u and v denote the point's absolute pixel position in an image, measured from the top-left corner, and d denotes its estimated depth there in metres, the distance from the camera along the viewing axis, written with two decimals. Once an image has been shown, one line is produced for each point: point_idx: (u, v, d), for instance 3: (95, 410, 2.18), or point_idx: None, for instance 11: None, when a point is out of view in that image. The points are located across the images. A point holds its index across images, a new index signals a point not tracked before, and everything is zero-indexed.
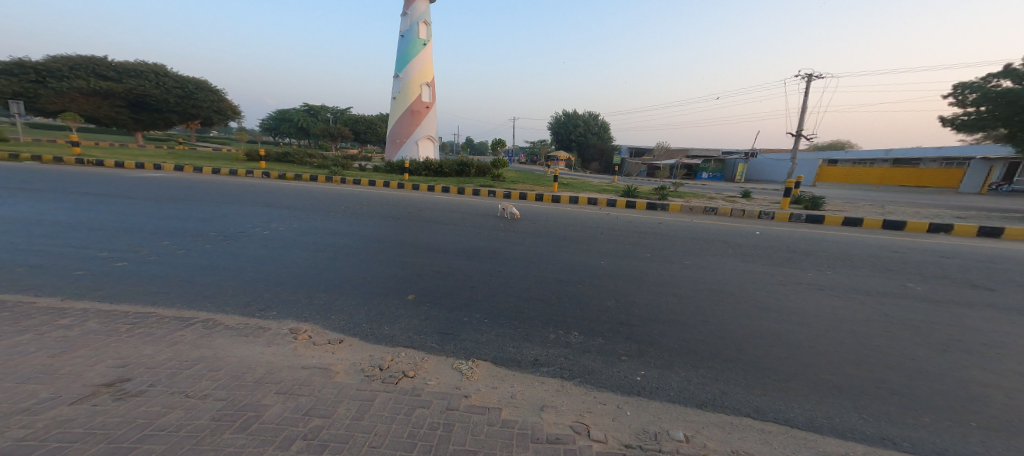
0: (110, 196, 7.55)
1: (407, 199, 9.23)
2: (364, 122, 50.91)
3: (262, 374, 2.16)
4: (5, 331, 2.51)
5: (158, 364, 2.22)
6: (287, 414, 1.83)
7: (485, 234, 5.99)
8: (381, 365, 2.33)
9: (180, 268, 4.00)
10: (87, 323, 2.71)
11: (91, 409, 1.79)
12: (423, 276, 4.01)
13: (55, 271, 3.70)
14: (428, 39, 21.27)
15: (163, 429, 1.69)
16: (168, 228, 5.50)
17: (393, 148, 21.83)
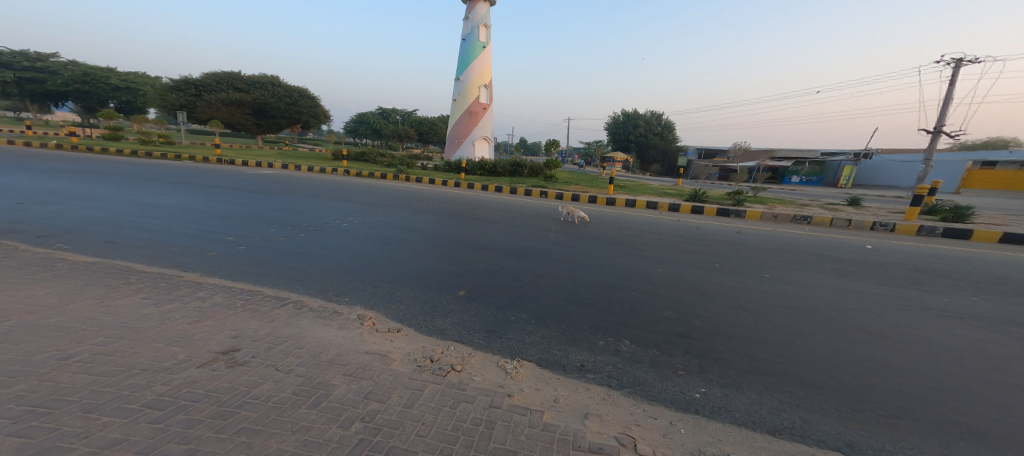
0: (222, 189, 8.77)
1: (463, 198, 9.54)
2: (428, 123, 53.68)
3: (333, 355, 2.38)
4: (153, 301, 3.04)
5: (259, 338, 2.54)
6: (351, 395, 1.99)
7: (537, 234, 5.99)
8: (432, 357, 2.43)
9: (275, 253, 4.53)
10: (209, 297, 3.20)
11: (210, 373, 2.11)
12: (474, 272, 4.12)
13: (186, 252, 4.40)
14: (488, 41, 21.80)
15: (257, 398, 1.93)
16: (266, 218, 6.26)
17: (451, 148, 22.66)
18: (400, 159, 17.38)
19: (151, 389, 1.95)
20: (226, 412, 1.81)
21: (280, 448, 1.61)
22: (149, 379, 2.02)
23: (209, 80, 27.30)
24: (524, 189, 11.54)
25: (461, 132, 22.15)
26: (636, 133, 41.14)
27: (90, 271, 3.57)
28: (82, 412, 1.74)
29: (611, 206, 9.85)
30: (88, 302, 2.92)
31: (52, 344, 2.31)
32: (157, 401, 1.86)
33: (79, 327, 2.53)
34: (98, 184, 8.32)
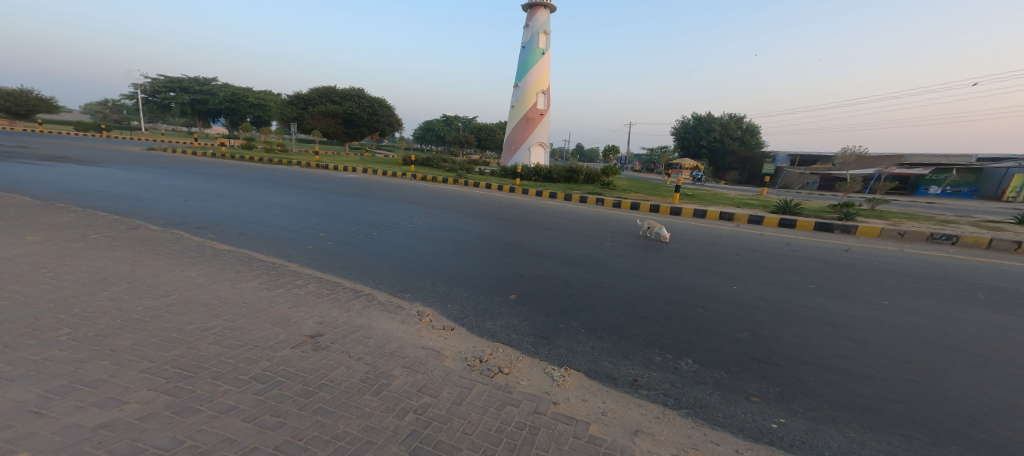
0: (309, 191, 9.83)
1: (518, 204, 9.66)
2: (486, 130, 54.83)
3: (394, 347, 2.54)
4: (260, 286, 3.51)
5: (337, 326, 2.81)
6: (407, 387, 2.11)
7: (593, 242, 5.86)
8: (481, 357, 2.48)
9: (352, 249, 4.97)
10: (303, 285, 3.61)
11: (298, 354, 2.38)
12: (525, 277, 4.14)
13: (283, 244, 5.02)
14: (547, 48, 21.84)
15: (332, 380, 2.13)
16: (345, 217, 6.90)
17: (508, 154, 23.00)
18: (460, 165, 18.12)
19: (256, 364, 2.25)
20: (308, 390, 2.03)
21: (346, 430, 1.76)
22: (256, 355, 2.34)
23: (312, 95, 30.53)
24: (580, 195, 11.33)
25: (518, 137, 22.37)
26: (709, 137, 38.29)
27: (215, 258, 4.23)
28: (208, 379, 2.06)
29: (675, 216, 9.30)
30: (216, 284, 3.47)
31: (189, 319, 2.77)
32: (260, 375, 2.14)
33: (209, 306, 3.01)
34: (224, 184, 9.90)
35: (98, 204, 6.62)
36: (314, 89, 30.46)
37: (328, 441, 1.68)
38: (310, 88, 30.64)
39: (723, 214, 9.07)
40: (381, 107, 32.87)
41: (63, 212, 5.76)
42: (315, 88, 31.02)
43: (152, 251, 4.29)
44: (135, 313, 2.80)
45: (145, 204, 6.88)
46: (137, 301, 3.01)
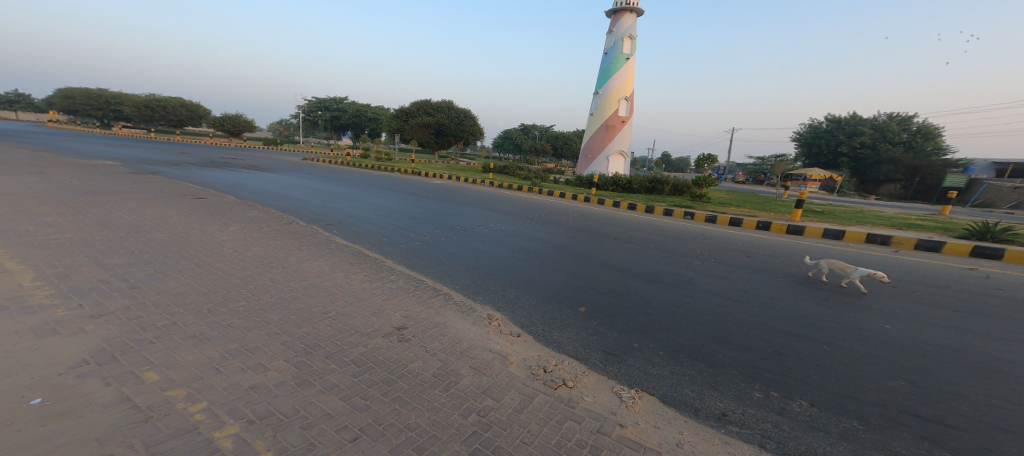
0: (401, 194, 10.86)
1: (594, 214, 9.44)
2: (564, 139, 54.91)
3: (464, 347, 2.65)
4: (361, 277, 3.96)
5: (419, 320, 3.03)
6: (473, 388, 2.18)
7: (679, 259, 5.45)
8: (546, 367, 2.46)
9: (435, 250, 5.32)
10: (397, 280, 3.99)
11: (384, 343, 2.62)
12: (597, 290, 4.00)
13: (380, 241, 5.61)
14: (632, 52, 21.04)
15: (409, 372, 2.30)
16: (430, 219, 7.46)
17: (585, 162, 22.67)
18: (536, 173, 18.38)
19: (353, 348, 2.53)
20: (390, 378, 2.22)
21: (417, 421, 1.88)
22: (354, 339, 2.64)
23: (413, 108, 33.99)
24: (664, 208, 10.62)
25: (597, 146, 21.84)
26: (852, 143, 32.41)
27: (328, 250, 4.89)
28: (319, 356, 2.39)
29: (782, 235, 8.16)
30: (335, 273, 4.04)
31: (310, 301, 3.25)
32: (356, 359, 2.41)
33: (328, 291, 3.50)
34: (344, 187, 11.51)
35: (255, 200, 8.20)
36: (413, 104, 33.83)
37: (402, 430, 1.81)
38: (410, 104, 34.12)
39: (870, 236, 7.64)
40: (466, 118, 35.37)
41: (234, 207, 7.28)
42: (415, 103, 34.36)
43: (283, 242, 5.14)
44: (277, 293, 3.38)
45: (286, 202, 8.32)
46: (282, 282, 3.65)
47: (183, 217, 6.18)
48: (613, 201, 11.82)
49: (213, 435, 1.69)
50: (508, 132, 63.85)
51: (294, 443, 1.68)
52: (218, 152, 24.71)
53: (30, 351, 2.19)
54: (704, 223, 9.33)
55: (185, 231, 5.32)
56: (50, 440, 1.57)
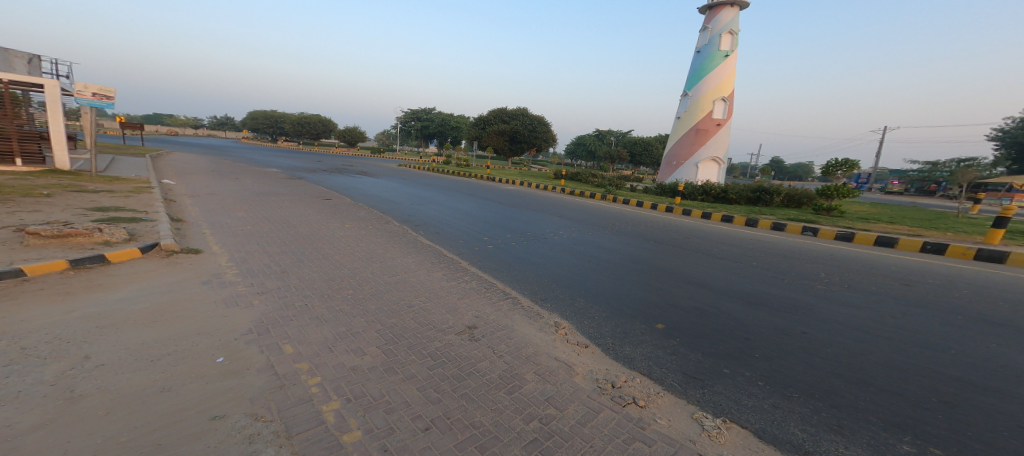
0: (476, 199, 11.34)
1: (674, 225, 8.83)
2: (643, 145, 51.97)
3: (530, 352, 2.66)
4: (439, 277, 4.20)
5: (489, 321, 3.11)
6: (537, 394, 2.17)
7: (777, 279, 4.82)
8: (614, 382, 2.35)
9: (506, 254, 5.44)
10: (471, 281, 4.16)
11: (454, 341, 2.74)
12: (677, 307, 3.72)
13: (455, 243, 5.90)
14: (732, 49, 19.42)
15: (476, 371, 2.37)
16: (504, 225, 7.66)
17: (668, 169, 21.36)
18: (610, 180, 17.74)
19: (430, 342, 2.69)
20: (460, 375, 2.31)
21: (482, 420, 1.92)
22: (430, 334, 2.81)
23: (491, 116, 35.38)
24: (771, 221, 9.33)
25: (685, 151, 20.39)
26: None
27: (412, 249, 5.28)
28: (402, 346, 2.59)
29: (924, 255, 6.67)
30: (420, 270, 4.36)
31: (394, 295, 3.54)
32: (432, 353, 2.55)
33: (412, 287, 3.78)
34: (430, 192, 12.43)
35: (357, 201, 9.29)
36: (490, 112, 35.22)
37: (467, 426, 1.87)
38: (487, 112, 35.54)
39: None
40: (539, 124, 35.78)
41: (343, 207, 8.34)
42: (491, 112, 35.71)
43: (373, 239, 5.68)
44: (367, 286, 3.74)
45: (380, 203, 9.24)
46: (378, 275, 4.06)
47: (298, 215, 7.20)
48: (702, 212, 10.86)
49: (321, 407, 1.93)
50: (582, 138, 62.86)
51: (377, 424, 1.83)
52: (335, 159, 28.72)
53: (215, 322, 2.83)
54: (817, 239, 7.94)
55: (308, 226, 6.27)
56: (219, 393, 1.97)
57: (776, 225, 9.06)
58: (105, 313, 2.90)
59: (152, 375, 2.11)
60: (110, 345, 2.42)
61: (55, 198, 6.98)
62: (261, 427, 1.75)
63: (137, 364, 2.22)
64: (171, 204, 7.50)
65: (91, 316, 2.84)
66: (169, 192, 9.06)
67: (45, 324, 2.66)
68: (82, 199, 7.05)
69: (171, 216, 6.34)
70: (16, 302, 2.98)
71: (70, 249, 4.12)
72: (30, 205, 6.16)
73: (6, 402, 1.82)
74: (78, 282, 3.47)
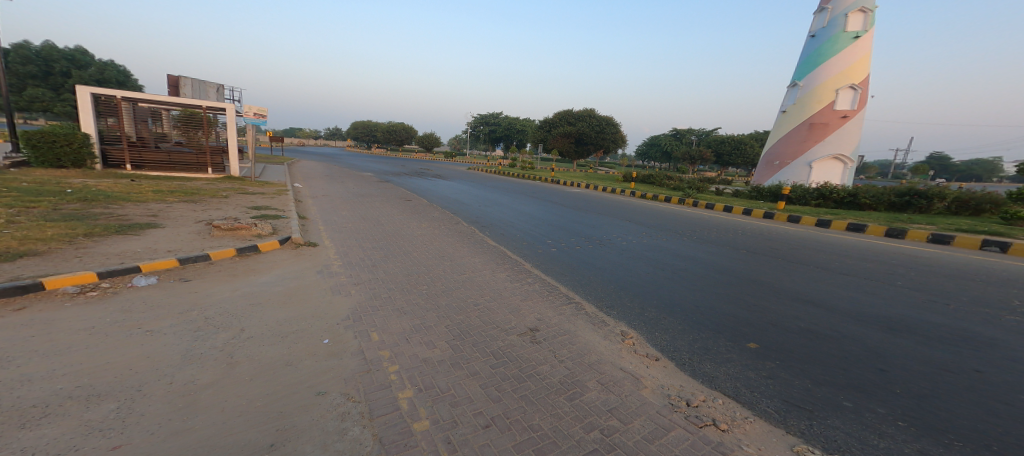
0: (545, 202, 11.35)
1: (769, 233, 7.82)
2: (732, 142, 45.96)
3: (594, 360, 2.57)
4: (506, 277, 4.29)
5: (553, 325, 3.09)
6: (599, 404, 2.09)
7: (906, 301, 3.98)
8: (689, 400, 2.16)
9: (572, 258, 5.34)
10: (534, 283, 4.18)
11: (518, 342, 2.77)
12: (767, 326, 3.29)
13: (523, 245, 5.97)
14: (864, 29, 16.48)
15: (537, 374, 2.37)
16: (572, 228, 7.54)
17: (769, 169, 18.93)
18: (689, 183, 16.17)
19: (493, 341, 2.77)
20: (520, 376, 2.33)
21: (541, 424, 1.91)
22: (494, 333, 2.88)
23: (557, 119, 35.32)
24: (924, 231, 7.59)
25: (794, 149, 17.77)
26: None
27: (482, 250, 5.48)
28: (468, 343, 2.70)
29: None
30: (485, 270, 4.50)
31: (465, 293, 3.71)
32: (495, 351, 2.61)
33: (479, 286, 3.93)
34: (500, 194, 12.77)
35: (434, 203, 9.91)
36: (557, 115, 35.18)
37: (526, 429, 1.87)
38: (555, 115, 35.51)
39: None
40: (607, 125, 34.62)
41: (422, 208, 8.98)
42: (558, 114, 35.60)
43: (446, 239, 6.02)
44: (440, 283, 3.97)
45: (452, 205, 9.72)
46: (448, 273, 4.30)
47: (383, 214, 7.95)
48: (816, 219, 9.32)
49: (398, 393, 2.10)
50: (657, 138, 58.78)
51: (443, 416, 1.93)
52: (415, 163, 31.03)
53: (320, 306, 3.27)
54: (999, 256, 6.26)
55: (392, 225, 6.88)
56: (322, 371, 2.27)
57: (937, 237, 7.30)
58: (256, 293, 3.54)
59: (278, 349, 2.51)
60: (256, 320, 2.95)
61: (230, 198, 8.74)
62: (351, 406, 1.97)
63: (270, 338, 2.67)
64: (300, 204, 8.87)
65: (247, 294, 3.49)
66: (297, 194, 10.73)
67: (218, 298, 3.35)
68: (245, 199, 8.70)
69: (299, 214, 7.50)
70: (201, 279, 3.81)
71: (237, 240, 5.09)
72: (210, 203, 7.80)
73: (191, 360, 2.32)
74: (240, 266, 4.29)
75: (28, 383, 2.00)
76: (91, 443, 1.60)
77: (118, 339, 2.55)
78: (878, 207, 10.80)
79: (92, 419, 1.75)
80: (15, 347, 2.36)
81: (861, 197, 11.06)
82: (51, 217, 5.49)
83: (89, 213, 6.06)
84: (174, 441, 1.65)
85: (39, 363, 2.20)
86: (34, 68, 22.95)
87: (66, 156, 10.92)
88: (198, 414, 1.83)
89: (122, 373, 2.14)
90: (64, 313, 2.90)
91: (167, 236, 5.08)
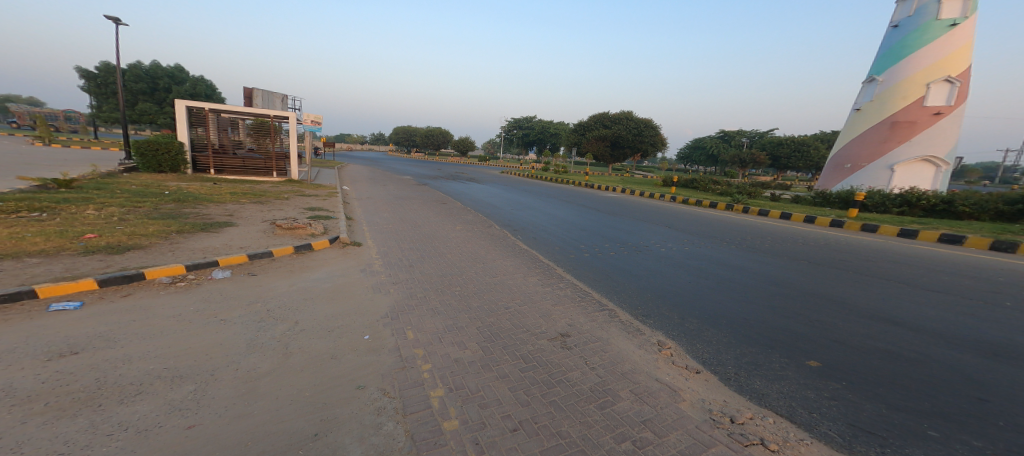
0: (580, 207, 11.15)
1: (832, 243, 7.11)
2: (791, 144, 42.31)
3: (627, 369, 2.47)
4: (538, 282, 4.26)
5: (584, 331, 3.02)
6: (632, 414, 2.01)
7: (1006, 324, 3.43)
8: (734, 417, 2.01)
9: (607, 265, 5.18)
10: (565, 288, 4.11)
11: (548, 347, 2.74)
12: (826, 344, 2.98)
13: (555, 250, 5.90)
14: (964, 16, 14.56)
15: (566, 380, 2.32)
16: (607, 233, 7.34)
17: (838, 173, 17.23)
18: (739, 188, 15.10)
19: (523, 345, 2.76)
20: (550, 381, 2.30)
21: (569, 431, 1.87)
22: (524, 337, 2.87)
23: (591, 122, 34.48)
24: None
25: (872, 150, 15.99)
26: None
27: (515, 253, 5.50)
28: (498, 345, 2.72)
29: None
30: (517, 274, 4.51)
31: (498, 296, 3.75)
32: (524, 355, 2.60)
33: (510, 289, 3.94)
34: (535, 198, 12.74)
35: (468, 206, 10.08)
36: (592, 118, 34.33)
37: (554, 435, 1.84)
38: (590, 117, 34.64)
39: None
40: (645, 127, 33.01)
41: (458, 211, 9.18)
42: (594, 116, 34.62)
43: (480, 242, 6.10)
44: (473, 285, 4.04)
45: (487, 209, 9.82)
46: (480, 275, 4.36)
47: (421, 216, 8.23)
48: (899, 228, 8.32)
49: (430, 392, 2.16)
50: (703, 141, 55.79)
51: (472, 417, 1.95)
52: (452, 167, 31.77)
53: (362, 303, 3.45)
54: None
55: (429, 227, 7.10)
56: (362, 366, 2.39)
57: None
58: (308, 288, 3.82)
59: (325, 342, 2.68)
60: (307, 314, 3.17)
61: (289, 200, 9.51)
62: (386, 401, 2.05)
63: (318, 331, 2.86)
64: (348, 205, 9.44)
65: (300, 289, 3.77)
66: (346, 196, 11.43)
67: (276, 292, 3.65)
68: (301, 201, 9.42)
69: (346, 215, 7.98)
70: (263, 274, 4.17)
71: (294, 238, 5.51)
72: (275, 204, 8.54)
73: (252, 348, 2.55)
74: (296, 263, 4.64)
75: (128, 362, 2.30)
76: (172, 421, 1.80)
77: (196, 325, 2.86)
78: (981, 217, 9.46)
79: (173, 398, 1.97)
80: (119, 329, 2.74)
81: (959, 205, 9.75)
82: (152, 215, 6.31)
83: (180, 212, 6.88)
84: (237, 424, 1.82)
85: (136, 344, 2.52)
86: (144, 86, 26.58)
87: (167, 162, 12.58)
88: (257, 399, 2.01)
89: (199, 358, 2.40)
90: (157, 301, 3.30)
91: (239, 233, 5.63)
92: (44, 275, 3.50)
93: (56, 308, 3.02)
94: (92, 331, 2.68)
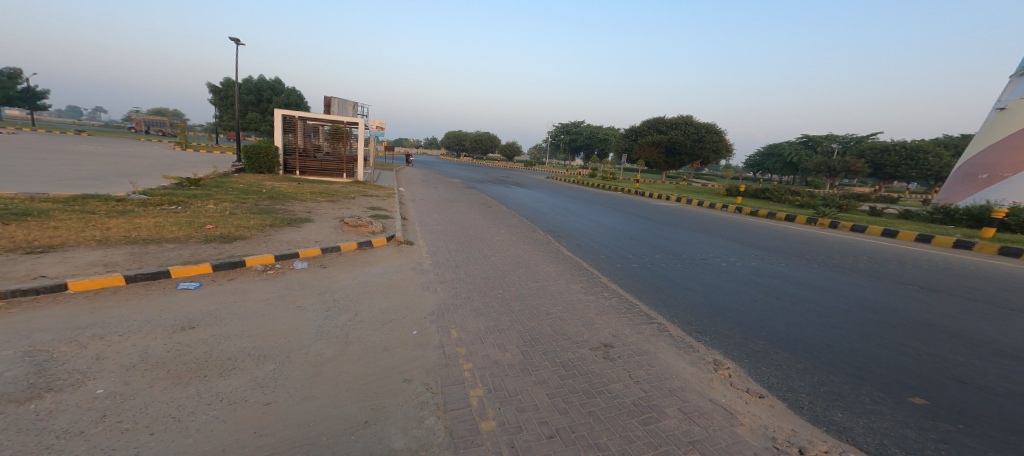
0: (633, 215, 10.73)
1: (939, 265, 6.08)
2: (899, 151, 36.62)
3: (676, 386, 2.31)
4: (582, 290, 4.16)
5: (629, 343, 2.89)
6: (679, 433, 1.88)
7: None
8: (802, 449, 1.80)
9: (659, 276, 4.92)
10: (610, 297, 3.97)
11: (590, 356, 2.66)
12: (925, 381, 2.54)
13: (604, 258, 5.72)
14: None
15: (608, 392, 2.23)
16: (661, 244, 6.98)
17: (968, 185, 14.73)
18: (824, 200, 13.47)
19: (564, 352, 2.71)
20: (590, 391, 2.23)
21: (608, 443, 1.80)
22: (565, 344, 2.82)
23: (645, 127, 33.06)
24: None
25: (1015, 159, 13.40)
26: None
27: (562, 259, 5.44)
28: (538, 351, 2.70)
29: None
30: (561, 280, 4.44)
31: (540, 301, 3.73)
32: (564, 363, 2.55)
33: (553, 296, 3.89)
34: (585, 205, 12.50)
35: (518, 211, 10.14)
36: (647, 122, 32.93)
37: (593, 446, 1.78)
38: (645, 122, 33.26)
39: None
40: (706, 132, 30.73)
41: (506, 215, 9.28)
42: (649, 121, 33.15)
43: (527, 247, 6.11)
44: (516, 288, 4.06)
45: (536, 214, 9.82)
46: (523, 279, 4.37)
47: (471, 219, 8.43)
48: None
49: (470, 391, 2.20)
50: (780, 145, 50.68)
51: (509, 420, 1.95)
52: (503, 172, 32.21)
53: (412, 299, 3.64)
54: None
55: (477, 230, 7.25)
56: (409, 360, 2.51)
57: None
58: (366, 282, 4.10)
59: (379, 334, 2.86)
60: (364, 306, 3.41)
61: (355, 200, 10.32)
62: (429, 396, 2.12)
63: (373, 323, 3.06)
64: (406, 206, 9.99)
65: (361, 283, 4.06)
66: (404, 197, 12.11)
67: (340, 284, 3.98)
68: (365, 201, 10.17)
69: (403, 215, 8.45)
70: (330, 267, 4.56)
71: (358, 235, 5.96)
72: (344, 203, 9.31)
73: (319, 334, 2.80)
74: (358, 258, 5.00)
75: (226, 339, 2.64)
76: (255, 396, 2.03)
77: (277, 309, 3.21)
78: None
79: (257, 375, 2.22)
80: (220, 308, 3.16)
81: None
82: (253, 210, 7.21)
83: (272, 208, 7.78)
84: (304, 404, 1.99)
85: (232, 323, 2.89)
86: (252, 98, 30.51)
87: (265, 164, 14.30)
88: (321, 383, 2.19)
89: (278, 340, 2.68)
90: (249, 285, 3.75)
91: (315, 229, 6.22)
92: (176, 258, 4.16)
93: (181, 287, 3.57)
94: (198, 309, 3.12)
